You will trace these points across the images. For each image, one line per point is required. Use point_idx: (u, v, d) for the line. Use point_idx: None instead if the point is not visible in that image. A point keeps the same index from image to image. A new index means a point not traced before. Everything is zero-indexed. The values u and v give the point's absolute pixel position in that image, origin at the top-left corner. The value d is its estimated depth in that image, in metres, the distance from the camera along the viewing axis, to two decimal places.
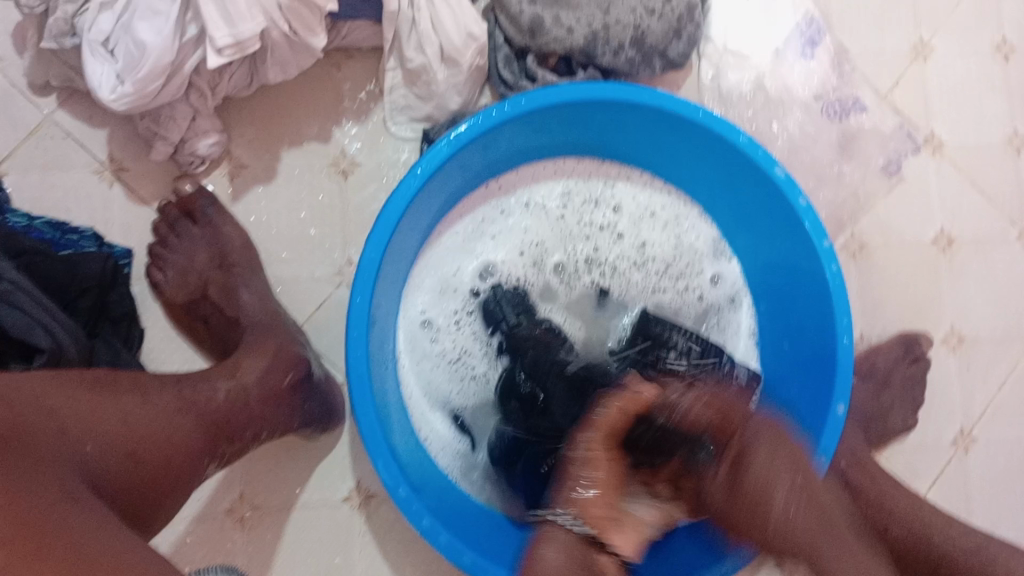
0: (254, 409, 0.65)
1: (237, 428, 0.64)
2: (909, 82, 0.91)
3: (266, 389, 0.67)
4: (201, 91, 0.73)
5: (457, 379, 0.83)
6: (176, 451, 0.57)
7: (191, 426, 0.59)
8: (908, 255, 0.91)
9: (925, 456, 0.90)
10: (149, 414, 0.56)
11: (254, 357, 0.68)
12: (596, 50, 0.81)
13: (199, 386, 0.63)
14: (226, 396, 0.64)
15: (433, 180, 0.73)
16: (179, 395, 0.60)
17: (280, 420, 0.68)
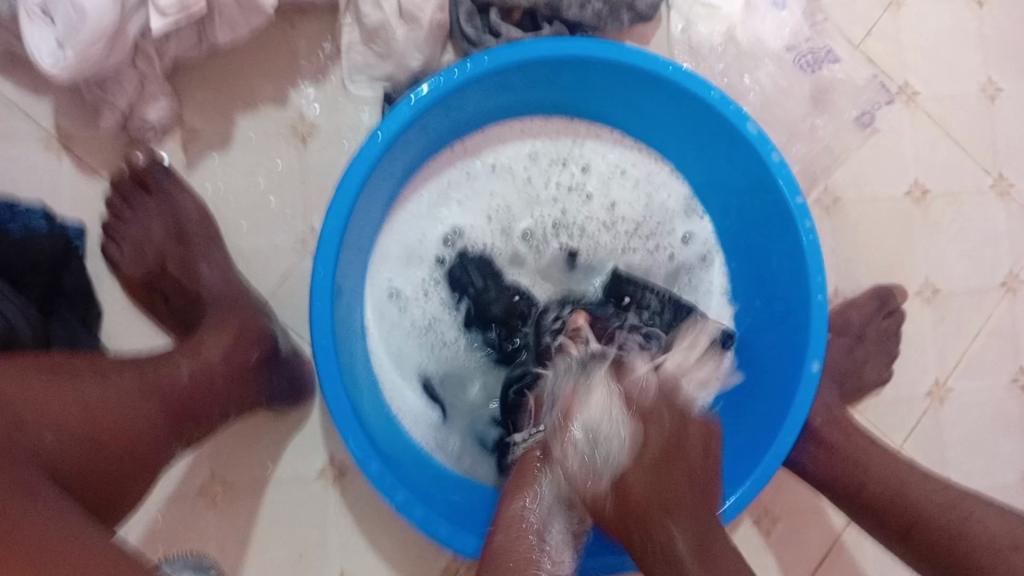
0: (220, 387, 0.64)
1: (202, 407, 0.62)
2: (883, 31, 0.89)
3: (231, 366, 0.65)
4: (147, 55, 0.70)
5: (427, 347, 0.81)
6: (139, 434, 0.55)
7: (154, 408, 0.57)
8: (882, 210, 0.90)
9: (899, 409, 0.90)
10: (109, 397, 0.54)
11: (219, 331, 0.67)
12: (562, 3, 0.78)
13: (160, 366, 0.61)
14: (190, 376, 0.62)
15: (395, 144, 0.70)
16: (141, 377, 0.58)
17: (247, 397, 0.67)
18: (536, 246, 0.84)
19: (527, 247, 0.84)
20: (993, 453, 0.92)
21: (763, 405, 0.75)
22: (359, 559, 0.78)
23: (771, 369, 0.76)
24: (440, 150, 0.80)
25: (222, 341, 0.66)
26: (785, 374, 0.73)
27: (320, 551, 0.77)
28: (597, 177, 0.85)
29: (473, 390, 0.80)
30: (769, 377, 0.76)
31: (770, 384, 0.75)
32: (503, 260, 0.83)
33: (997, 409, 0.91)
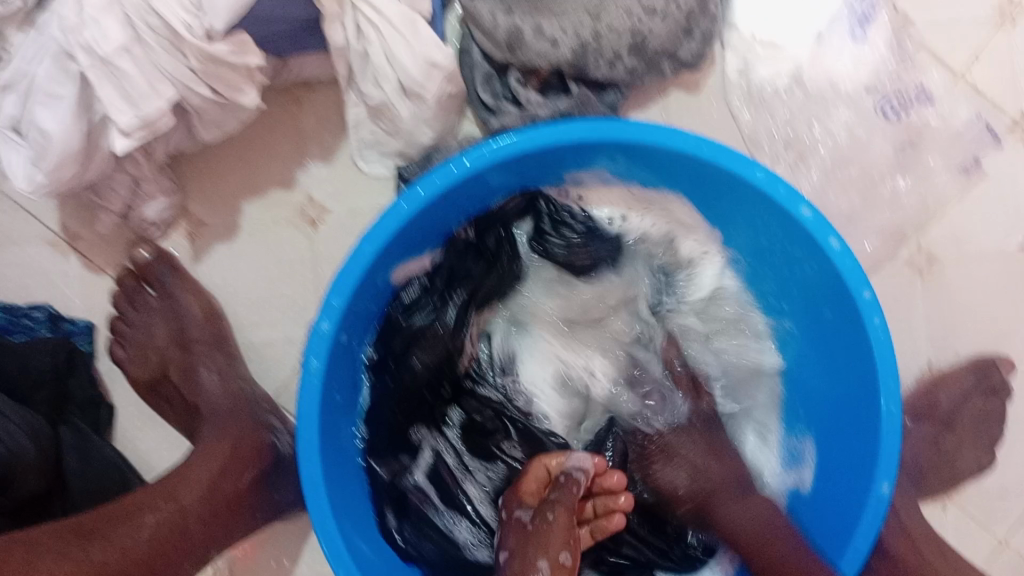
0: (193, 538, 0.57)
1: (165, 574, 0.55)
2: (994, 54, 0.73)
3: (215, 499, 0.59)
4: (136, 159, 0.65)
5: (441, 465, 0.70)
6: None
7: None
8: (986, 268, 0.75)
9: (1004, 502, 0.76)
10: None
11: (201, 466, 0.61)
12: (589, 62, 0.68)
13: (123, 522, 0.54)
14: (155, 530, 0.55)
15: (393, 246, 0.62)
16: (90, 552, 0.51)
17: (230, 531, 0.60)
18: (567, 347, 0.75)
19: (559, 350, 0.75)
20: None
21: (837, 530, 0.64)
22: None
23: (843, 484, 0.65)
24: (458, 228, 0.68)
25: (204, 477, 0.60)
26: (853, 496, 0.63)
27: None
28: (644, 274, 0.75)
29: (481, 510, 0.69)
30: (842, 498, 0.64)
31: (822, 501, 0.67)
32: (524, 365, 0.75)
33: None
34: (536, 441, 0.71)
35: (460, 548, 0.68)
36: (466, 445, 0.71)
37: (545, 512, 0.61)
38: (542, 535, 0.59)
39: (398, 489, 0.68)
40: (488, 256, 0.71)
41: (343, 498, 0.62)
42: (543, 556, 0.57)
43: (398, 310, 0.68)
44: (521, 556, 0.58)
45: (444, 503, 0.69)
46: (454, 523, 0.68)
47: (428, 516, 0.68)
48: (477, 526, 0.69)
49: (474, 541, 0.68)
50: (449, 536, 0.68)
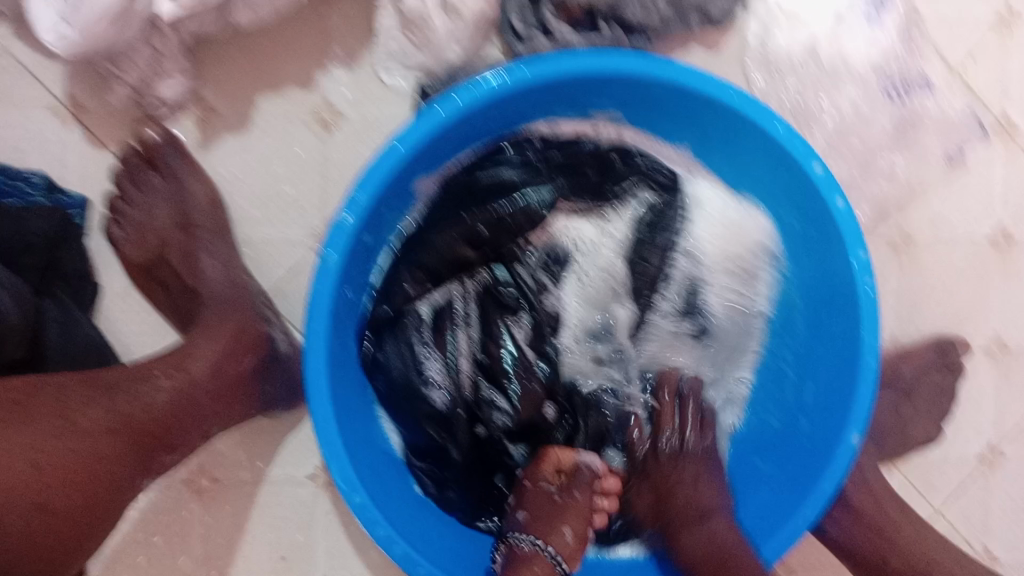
0: (200, 408, 0.60)
1: (176, 436, 0.58)
2: (988, 54, 0.78)
3: (218, 381, 0.61)
4: (161, 30, 0.64)
5: (454, 314, 0.69)
6: (105, 474, 0.53)
7: (122, 438, 0.54)
8: (959, 252, 0.80)
9: (943, 470, 0.82)
10: (73, 445, 0.51)
11: (205, 344, 0.62)
12: (624, 0, 0.69)
13: (136, 390, 0.56)
14: (165, 402, 0.57)
15: (424, 152, 0.62)
16: (115, 408, 0.54)
17: (234, 412, 0.62)
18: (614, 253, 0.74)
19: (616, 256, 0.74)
20: None
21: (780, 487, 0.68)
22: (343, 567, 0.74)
23: (798, 457, 0.68)
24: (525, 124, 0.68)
25: (207, 357, 0.61)
26: (813, 454, 0.67)
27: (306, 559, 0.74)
28: (708, 236, 0.74)
29: (460, 363, 0.69)
30: (798, 459, 0.68)
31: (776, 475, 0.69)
32: (575, 242, 0.74)
33: None
34: (542, 333, 0.71)
35: (422, 383, 0.67)
36: (482, 301, 0.71)
37: (573, 490, 0.67)
38: (567, 510, 0.65)
39: (398, 321, 0.68)
40: (601, 162, 0.73)
41: (342, 384, 0.63)
42: (568, 527, 0.64)
43: (506, 142, 0.69)
44: (546, 519, 0.64)
45: (431, 338, 0.68)
46: (428, 359, 0.68)
47: (411, 342, 0.68)
48: (449, 370, 0.68)
49: (437, 384, 0.68)
50: (418, 366, 0.67)
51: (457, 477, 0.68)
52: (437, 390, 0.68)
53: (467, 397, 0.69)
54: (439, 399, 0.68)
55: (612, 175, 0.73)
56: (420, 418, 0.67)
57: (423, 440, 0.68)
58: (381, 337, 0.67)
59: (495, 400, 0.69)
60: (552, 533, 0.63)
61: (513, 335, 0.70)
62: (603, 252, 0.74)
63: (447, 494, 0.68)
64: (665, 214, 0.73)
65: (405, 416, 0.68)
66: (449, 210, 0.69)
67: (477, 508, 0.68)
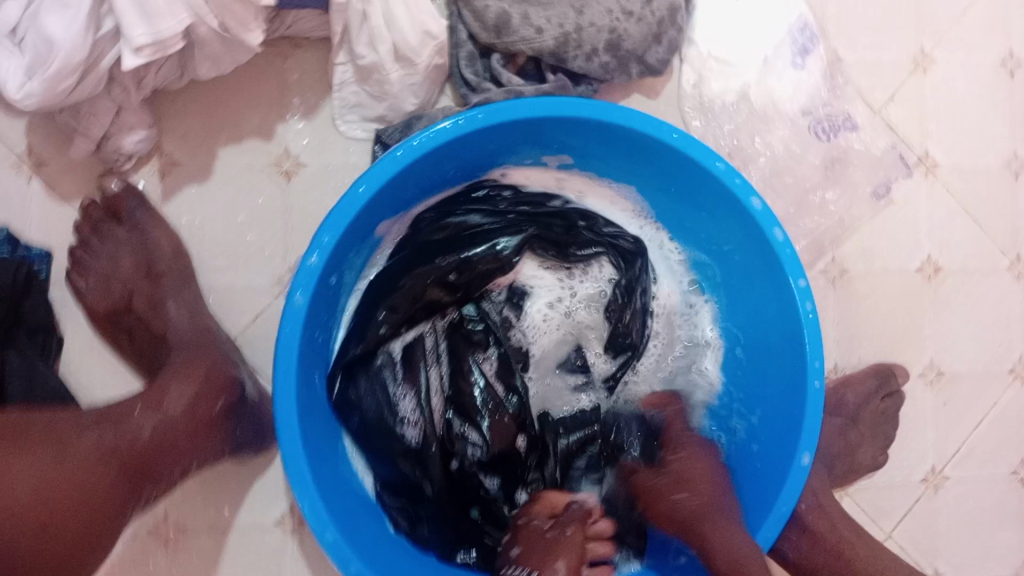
0: (182, 446, 0.61)
1: (159, 471, 0.59)
2: (906, 95, 0.85)
3: (196, 419, 0.62)
4: (124, 85, 0.66)
5: (429, 352, 0.73)
6: (96, 503, 0.54)
7: (109, 470, 0.55)
8: (892, 282, 0.85)
9: (892, 495, 0.85)
10: (62, 472, 0.53)
11: (180, 386, 0.62)
12: (568, 53, 0.74)
13: (119, 427, 0.58)
14: (148, 437, 0.59)
15: (384, 196, 0.65)
16: (100, 441, 0.56)
17: (211, 451, 0.63)
18: (578, 298, 0.81)
19: (582, 302, 0.81)
20: (986, 545, 0.87)
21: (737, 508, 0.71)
22: None
23: (756, 477, 0.71)
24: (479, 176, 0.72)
25: (183, 395, 0.62)
26: (771, 469, 0.70)
27: None
28: (666, 287, 0.81)
29: (434, 400, 0.72)
30: (755, 480, 0.71)
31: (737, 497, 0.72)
32: (540, 287, 0.80)
33: (995, 501, 0.87)
34: (508, 368, 0.74)
35: (395, 420, 0.69)
36: (449, 346, 0.74)
37: (563, 527, 0.65)
38: (557, 544, 0.63)
39: (369, 361, 0.69)
40: (562, 215, 0.77)
41: (311, 424, 0.64)
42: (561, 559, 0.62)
43: (465, 197, 0.72)
44: (538, 555, 0.62)
45: (402, 375, 0.71)
46: (401, 396, 0.70)
47: (383, 380, 0.70)
48: (421, 409, 0.70)
49: (408, 421, 0.69)
50: (391, 404, 0.69)
51: (431, 512, 0.69)
52: (411, 427, 0.69)
53: (440, 433, 0.70)
54: (412, 435, 0.69)
55: (575, 234, 0.78)
56: (395, 458, 0.68)
57: (394, 477, 0.69)
58: (348, 376, 0.68)
59: (467, 434, 0.71)
60: (544, 565, 0.61)
61: (482, 371, 0.73)
62: (569, 297, 0.81)
63: (419, 528, 0.68)
64: (624, 269, 0.79)
65: (375, 457, 0.68)
66: (414, 258, 0.71)
67: (449, 542, 0.68)
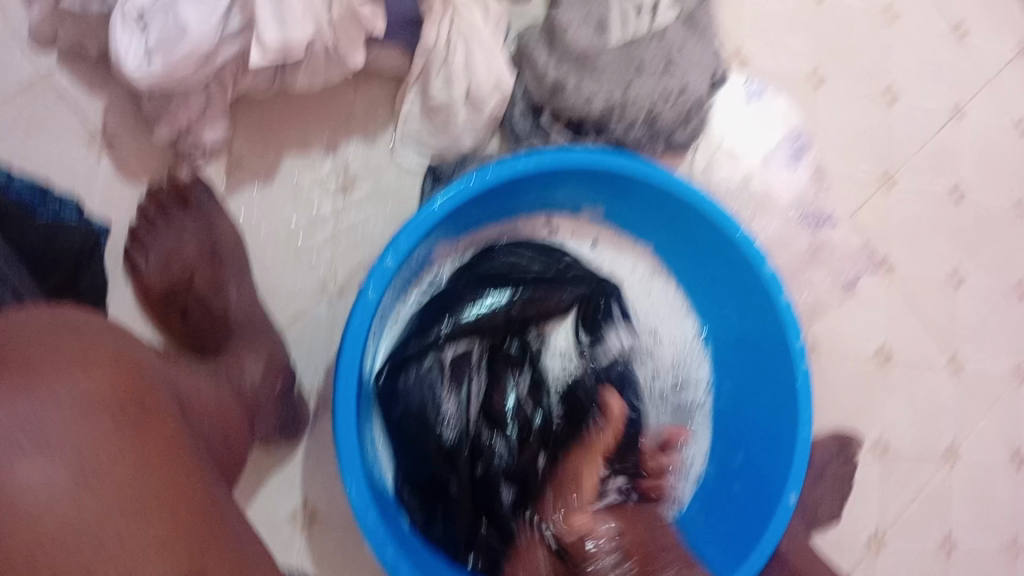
0: (267, 405, 0.68)
1: (256, 421, 0.66)
2: (874, 205, 0.99)
3: (271, 387, 0.69)
4: (221, 80, 0.71)
5: (471, 370, 0.76)
6: (240, 426, 0.61)
7: (236, 406, 0.62)
8: (851, 365, 0.97)
9: (840, 555, 0.94)
10: (217, 396, 0.60)
11: (253, 357, 0.69)
12: (610, 121, 0.83)
13: (226, 377, 0.65)
14: (247, 390, 0.66)
15: (448, 215, 0.72)
16: (224, 383, 0.64)
17: (275, 419, 0.70)
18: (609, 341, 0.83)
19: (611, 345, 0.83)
20: None
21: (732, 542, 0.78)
22: None
23: (749, 513, 0.78)
24: (528, 212, 0.82)
25: (259, 364, 0.69)
26: (763, 505, 0.76)
27: None
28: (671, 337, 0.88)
29: (471, 408, 0.75)
30: (750, 514, 0.78)
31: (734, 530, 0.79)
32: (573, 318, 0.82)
33: (925, 570, 0.97)
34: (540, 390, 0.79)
35: (435, 418, 0.73)
36: (489, 358, 0.77)
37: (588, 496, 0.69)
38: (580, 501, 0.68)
39: (415, 362, 0.74)
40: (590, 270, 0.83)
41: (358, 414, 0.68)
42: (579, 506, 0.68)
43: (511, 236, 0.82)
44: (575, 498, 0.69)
45: (446, 380, 0.74)
46: (441, 400, 0.74)
47: (429, 381, 0.74)
48: (459, 412, 0.74)
49: (447, 421, 0.73)
50: (434, 402, 0.73)
51: (448, 510, 0.75)
52: (449, 427, 0.73)
53: (471, 436, 0.75)
54: (448, 434, 0.73)
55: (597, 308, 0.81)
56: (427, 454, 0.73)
57: (422, 475, 0.74)
58: (397, 371, 0.74)
59: (494, 442, 0.75)
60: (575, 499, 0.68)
61: (516, 388, 0.77)
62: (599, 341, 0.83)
63: (433, 527, 0.75)
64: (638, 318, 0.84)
65: (407, 451, 0.74)
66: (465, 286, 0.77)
67: (459, 546, 0.75)
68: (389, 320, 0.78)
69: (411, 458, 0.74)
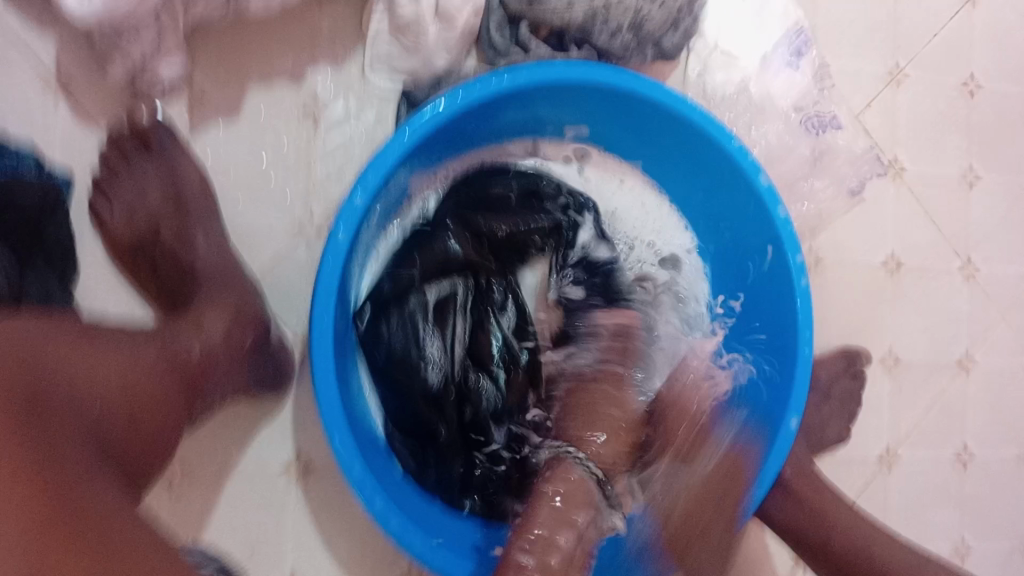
0: (225, 368, 0.63)
1: (209, 388, 0.62)
2: (882, 105, 0.94)
3: (232, 346, 0.64)
4: (171, 11, 0.66)
5: (453, 311, 0.74)
6: (162, 405, 0.56)
7: (168, 379, 0.57)
8: (858, 276, 0.93)
9: (850, 469, 0.92)
10: (132, 373, 0.55)
11: (215, 314, 0.64)
12: (593, 27, 0.78)
13: (168, 342, 0.60)
14: (198, 352, 0.61)
15: (419, 145, 0.68)
16: (160, 351, 0.58)
17: (242, 378, 0.65)
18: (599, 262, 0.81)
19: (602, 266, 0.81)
20: (928, 521, 0.95)
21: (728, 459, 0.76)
22: (309, 559, 0.76)
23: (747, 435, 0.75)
24: (509, 138, 0.78)
25: (219, 322, 0.64)
26: (759, 424, 0.74)
27: (273, 551, 0.75)
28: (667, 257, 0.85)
29: (456, 346, 0.74)
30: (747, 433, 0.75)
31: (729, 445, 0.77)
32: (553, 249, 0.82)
33: (939, 479, 0.95)
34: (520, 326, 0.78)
35: (419, 359, 0.71)
36: (473, 298, 0.76)
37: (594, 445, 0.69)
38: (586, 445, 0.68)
39: (395, 302, 0.71)
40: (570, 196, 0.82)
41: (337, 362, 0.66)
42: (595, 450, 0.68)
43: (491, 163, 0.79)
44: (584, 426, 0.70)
45: (431, 319, 0.72)
46: (427, 339, 0.72)
47: (413, 320, 0.71)
48: (445, 351, 0.73)
49: (432, 361, 0.72)
50: (419, 341, 0.71)
51: (438, 452, 0.74)
52: (434, 368, 0.72)
53: (456, 377, 0.74)
54: (434, 376, 0.72)
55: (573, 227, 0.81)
56: (412, 399, 0.72)
57: (411, 421, 0.73)
58: (381, 312, 0.71)
59: (481, 380, 0.75)
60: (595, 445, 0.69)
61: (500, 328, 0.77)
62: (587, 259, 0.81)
63: (424, 472, 0.73)
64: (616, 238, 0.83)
65: (393, 396, 0.72)
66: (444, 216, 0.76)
67: (453, 488, 0.74)
68: (370, 254, 0.74)
69: (398, 402, 0.72)
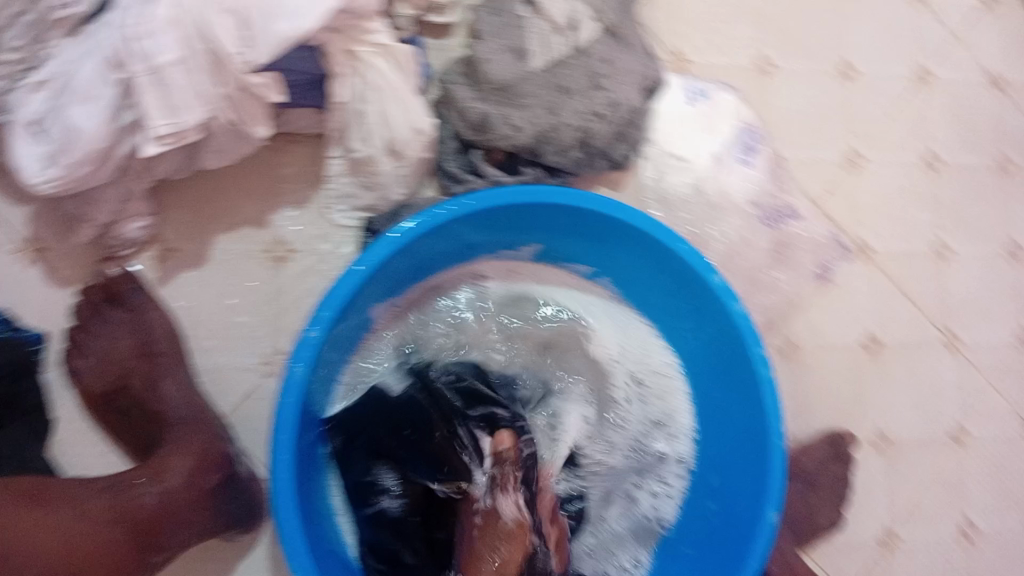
0: (184, 515, 0.69)
1: (165, 533, 0.67)
2: (842, 191, 0.95)
3: (193, 489, 0.69)
4: (133, 175, 0.70)
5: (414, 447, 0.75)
6: (104, 561, 0.63)
7: (121, 531, 0.64)
8: (837, 358, 0.93)
9: (846, 554, 0.92)
10: (84, 526, 0.63)
11: (180, 459, 0.70)
12: (544, 149, 0.79)
13: (128, 492, 0.67)
14: (153, 503, 0.67)
15: (380, 269, 0.70)
16: (116, 501, 0.66)
17: (206, 522, 0.71)
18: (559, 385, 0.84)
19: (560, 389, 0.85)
20: None
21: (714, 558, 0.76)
22: None
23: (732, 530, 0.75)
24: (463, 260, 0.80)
25: (183, 469, 0.70)
26: (744, 521, 0.73)
27: None
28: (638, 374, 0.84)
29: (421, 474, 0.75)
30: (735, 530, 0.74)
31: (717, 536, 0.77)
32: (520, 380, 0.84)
33: (942, 556, 0.95)
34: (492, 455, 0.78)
35: (379, 489, 0.75)
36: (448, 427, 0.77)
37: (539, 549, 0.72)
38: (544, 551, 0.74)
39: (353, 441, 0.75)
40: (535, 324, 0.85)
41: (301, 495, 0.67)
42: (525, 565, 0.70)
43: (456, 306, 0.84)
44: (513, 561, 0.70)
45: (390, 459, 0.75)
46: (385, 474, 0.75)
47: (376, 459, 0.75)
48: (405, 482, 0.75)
49: (389, 493, 0.75)
50: (377, 476, 0.75)
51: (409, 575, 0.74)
52: (393, 498, 0.75)
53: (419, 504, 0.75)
54: (392, 504, 0.75)
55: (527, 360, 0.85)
56: (376, 526, 0.75)
57: (381, 542, 0.74)
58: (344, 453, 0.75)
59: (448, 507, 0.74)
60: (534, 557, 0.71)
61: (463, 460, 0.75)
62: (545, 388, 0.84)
63: None
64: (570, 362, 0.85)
65: (363, 523, 0.75)
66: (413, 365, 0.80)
67: None
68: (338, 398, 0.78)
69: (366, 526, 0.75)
